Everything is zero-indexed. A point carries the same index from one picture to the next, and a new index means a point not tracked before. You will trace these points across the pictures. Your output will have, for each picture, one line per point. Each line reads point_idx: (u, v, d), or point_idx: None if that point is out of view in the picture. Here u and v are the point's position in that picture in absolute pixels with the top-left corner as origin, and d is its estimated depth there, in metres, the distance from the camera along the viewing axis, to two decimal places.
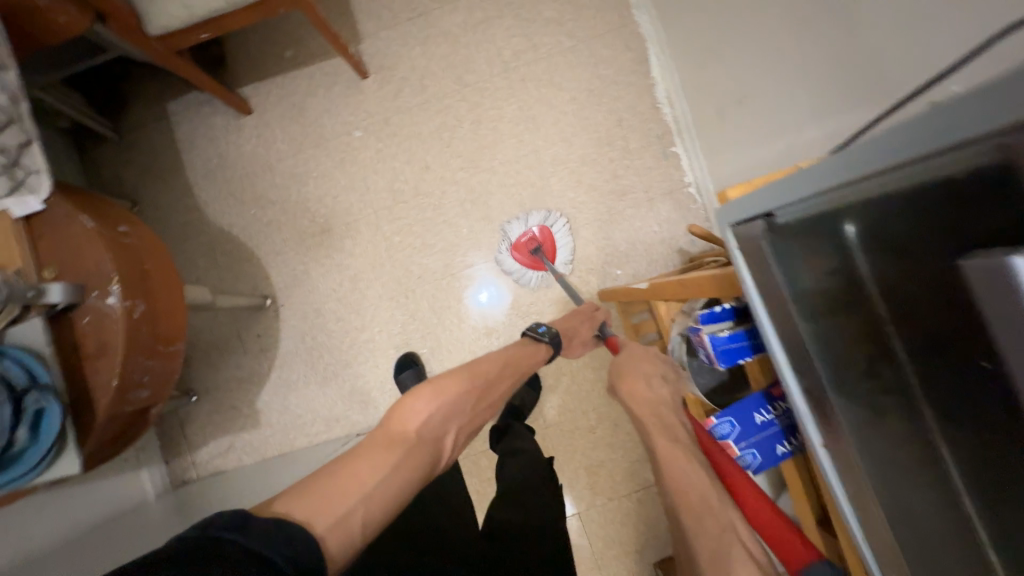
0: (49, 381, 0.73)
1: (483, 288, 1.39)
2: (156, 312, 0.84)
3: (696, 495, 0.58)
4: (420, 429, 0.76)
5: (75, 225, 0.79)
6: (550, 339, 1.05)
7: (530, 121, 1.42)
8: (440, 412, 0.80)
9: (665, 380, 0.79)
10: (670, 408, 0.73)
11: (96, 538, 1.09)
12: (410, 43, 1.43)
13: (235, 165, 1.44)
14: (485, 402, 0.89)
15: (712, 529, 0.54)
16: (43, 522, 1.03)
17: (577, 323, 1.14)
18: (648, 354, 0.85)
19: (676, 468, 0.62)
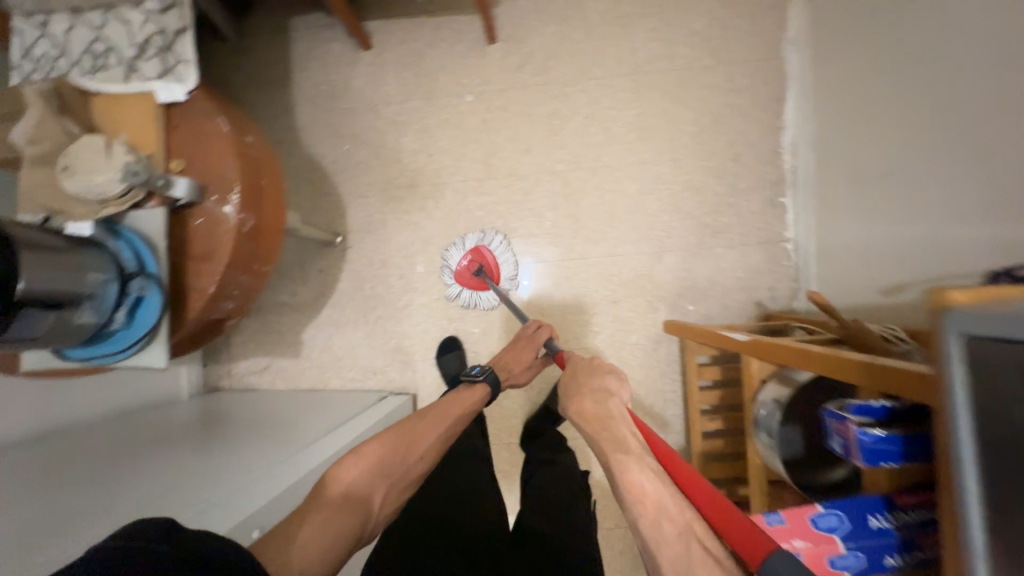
0: (154, 271, 0.73)
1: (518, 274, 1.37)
2: (261, 230, 0.84)
3: (654, 506, 0.60)
4: (348, 487, 0.83)
5: (213, 124, 0.78)
6: (484, 378, 1.11)
7: (644, 131, 1.36)
8: (366, 473, 0.86)
9: (612, 392, 0.81)
10: (620, 419, 0.76)
11: (108, 433, 1.06)
12: (546, 20, 1.38)
13: (340, 97, 1.42)
14: (416, 459, 0.94)
15: (670, 537, 0.56)
16: (50, 409, 1.01)
17: (517, 354, 1.18)
18: (593, 371, 0.86)
19: (627, 479, 0.64)
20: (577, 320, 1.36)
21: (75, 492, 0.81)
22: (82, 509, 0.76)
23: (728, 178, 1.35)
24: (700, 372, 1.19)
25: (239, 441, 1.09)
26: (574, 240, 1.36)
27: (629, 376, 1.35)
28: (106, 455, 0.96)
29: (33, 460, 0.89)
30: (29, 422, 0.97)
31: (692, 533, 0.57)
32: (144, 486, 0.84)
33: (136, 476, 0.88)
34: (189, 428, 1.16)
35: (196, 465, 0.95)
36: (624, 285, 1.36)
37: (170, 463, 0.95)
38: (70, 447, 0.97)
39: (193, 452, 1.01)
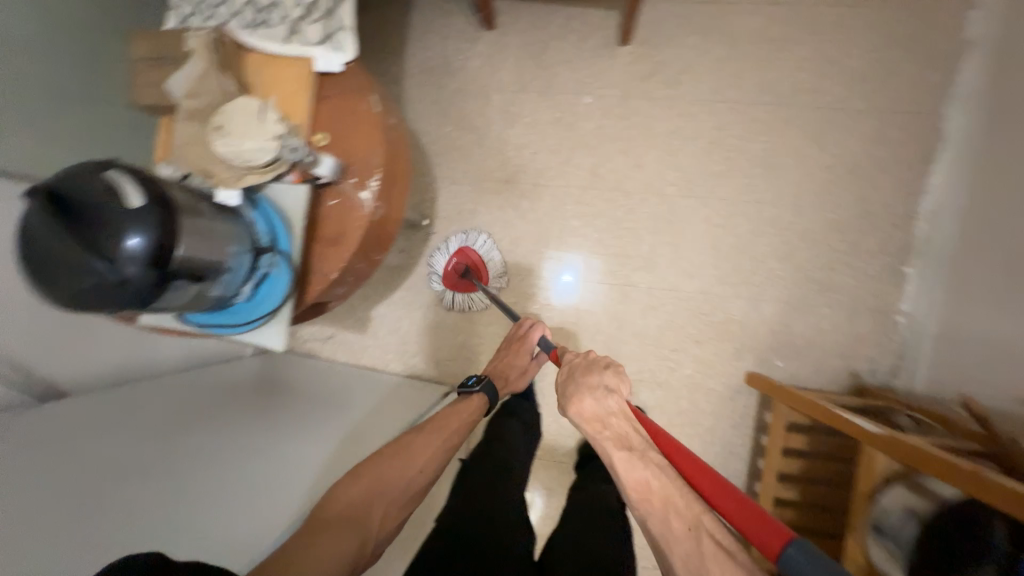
0: (287, 248, 0.70)
1: (565, 274, 1.32)
2: (387, 219, 0.80)
3: (660, 499, 0.62)
4: (345, 508, 0.76)
5: (365, 103, 0.74)
6: (481, 388, 1.03)
7: (770, 168, 1.26)
8: (365, 489, 0.79)
9: (610, 388, 0.78)
10: (621, 417, 0.74)
11: (162, 380, 1.02)
12: (687, 31, 1.28)
13: (452, 75, 1.36)
14: (418, 473, 0.86)
15: (681, 536, 0.58)
16: (112, 353, 0.98)
17: (506, 363, 1.11)
18: (590, 369, 0.81)
19: (635, 477, 0.65)
20: (656, 353, 1.29)
21: (116, 477, 0.78)
22: (120, 513, 0.74)
23: (850, 235, 1.25)
24: (785, 438, 1.11)
25: (286, 418, 1.03)
26: (669, 270, 1.29)
27: (699, 420, 1.28)
28: (157, 408, 0.92)
29: (83, 415, 0.86)
30: (95, 371, 0.95)
31: (702, 527, 0.59)
32: (182, 489, 0.81)
33: (177, 463, 0.84)
34: (241, 382, 1.11)
35: (237, 454, 0.91)
36: (713, 327, 1.28)
37: (214, 446, 0.90)
38: (122, 397, 0.93)
39: (239, 428, 0.96)
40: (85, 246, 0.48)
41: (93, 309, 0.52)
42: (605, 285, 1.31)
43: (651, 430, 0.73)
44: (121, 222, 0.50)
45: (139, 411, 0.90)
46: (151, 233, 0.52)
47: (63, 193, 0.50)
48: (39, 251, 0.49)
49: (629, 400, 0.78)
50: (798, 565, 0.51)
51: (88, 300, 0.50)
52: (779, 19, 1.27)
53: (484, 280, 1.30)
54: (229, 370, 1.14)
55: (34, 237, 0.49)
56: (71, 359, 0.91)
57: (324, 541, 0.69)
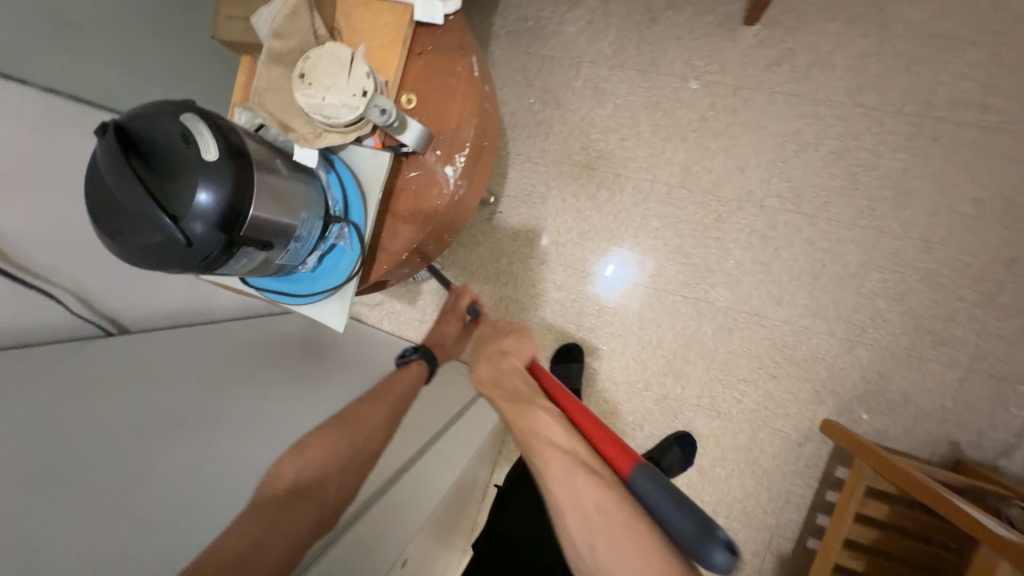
0: (357, 221, 0.63)
1: (607, 265, 1.22)
2: (466, 199, 0.71)
3: (537, 436, 0.59)
4: (296, 482, 0.65)
5: (462, 64, 0.65)
6: (418, 354, 0.88)
7: (901, 192, 1.07)
8: (314, 464, 0.68)
9: (506, 351, 0.76)
10: (516, 374, 0.72)
11: (168, 339, 0.87)
12: (830, 14, 1.08)
13: (544, 39, 1.22)
14: (368, 437, 0.74)
15: (554, 460, 0.56)
16: (165, 294, 0.94)
17: (439, 330, 0.94)
18: (491, 338, 0.80)
19: (519, 419, 0.63)
20: (721, 379, 1.17)
21: (89, 460, 0.60)
22: (90, 513, 0.55)
23: (986, 284, 1.05)
24: (861, 503, 0.98)
25: (300, 398, 0.86)
26: (755, 292, 1.14)
27: (758, 461, 1.16)
28: (151, 374, 0.75)
29: (60, 373, 0.69)
30: (152, 314, 0.92)
31: (574, 454, 0.56)
32: (172, 483, 0.62)
33: (167, 448, 0.65)
34: (248, 343, 0.96)
35: (240, 440, 0.73)
36: (795, 363, 1.13)
37: (216, 424, 0.72)
38: (116, 355, 0.77)
39: (246, 404, 0.78)
40: (152, 196, 0.43)
41: (153, 266, 0.47)
42: (677, 297, 1.18)
43: (542, 380, 0.71)
44: (193, 173, 0.44)
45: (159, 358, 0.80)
46: (225, 191, 0.46)
47: (136, 133, 0.45)
48: (106, 197, 0.44)
49: (530, 357, 0.76)
50: (642, 484, 0.51)
51: (150, 255, 0.45)
52: (953, 10, 1.04)
53: None
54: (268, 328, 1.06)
55: (101, 178, 0.44)
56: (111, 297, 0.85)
57: (267, 527, 0.59)
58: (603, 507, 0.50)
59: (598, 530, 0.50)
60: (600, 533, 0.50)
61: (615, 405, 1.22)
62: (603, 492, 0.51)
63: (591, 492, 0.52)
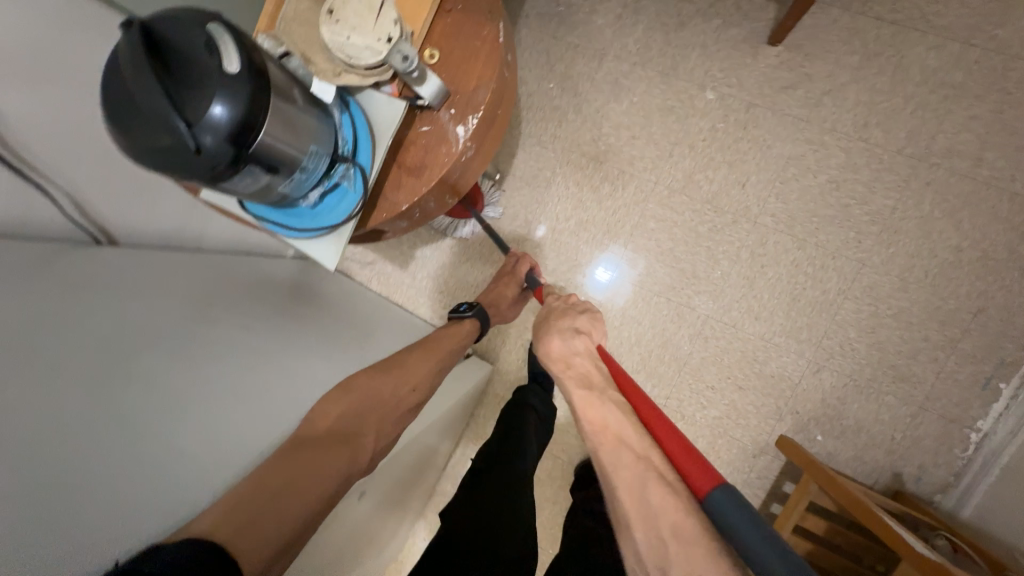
0: (364, 164, 0.64)
1: (606, 268, 1.24)
2: (473, 163, 0.73)
3: (611, 433, 0.61)
4: (335, 423, 0.67)
5: (490, 29, 0.66)
6: (473, 313, 0.97)
7: (888, 230, 1.11)
8: (349, 408, 0.70)
9: (578, 331, 0.81)
10: (585, 356, 0.77)
11: (162, 267, 0.86)
12: (851, 47, 1.11)
13: (573, 26, 1.22)
14: (412, 388, 0.79)
15: (629, 465, 0.56)
16: (163, 214, 0.94)
17: (496, 291, 1.04)
18: (565, 313, 0.85)
19: (592, 414, 0.65)
20: (691, 384, 1.21)
21: (72, 402, 0.57)
22: (74, 459, 0.54)
23: (951, 329, 1.10)
24: (802, 517, 1.04)
25: (289, 356, 0.85)
26: (736, 305, 1.18)
27: (713, 466, 1.20)
28: (144, 312, 0.72)
29: (45, 299, 0.65)
30: (146, 228, 0.92)
31: (648, 462, 0.56)
32: (149, 414, 0.62)
33: (154, 398, 0.63)
34: (250, 289, 0.94)
35: (228, 394, 0.71)
36: (762, 378, 1.18)
37: (203, 377, 0.70)
38: (106, 273, 0.75)
39: (235, 358, 0.77)
40: (168, 98, 0.44)
41: (160, 170, 0.48)
42: (662, 299, 1.22)
43: (613, 368, 0.75)
44: (211, 82, 0.45)
45: (152, 278, 0.80)
46: (239, 106, 0.47)
47: (157, 32, 0.45)
48: (121, 91, 0.45)
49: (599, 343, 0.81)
50: (723, 507, 0.49)
51: (158, 159, 0.46)
52: (965, 63, 1.07)
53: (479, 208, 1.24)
54: (261, 267, 1.06)
55: (120, 74, 0.44)
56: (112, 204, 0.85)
57: (308, 459, 0.59)
58: (681, 528, 0.49)
59: (674, 554, 0.48)
60: (678, 560, 0.47)
61: None
62: (681, 512, 0.50)
63: (665, 509, 0.51)
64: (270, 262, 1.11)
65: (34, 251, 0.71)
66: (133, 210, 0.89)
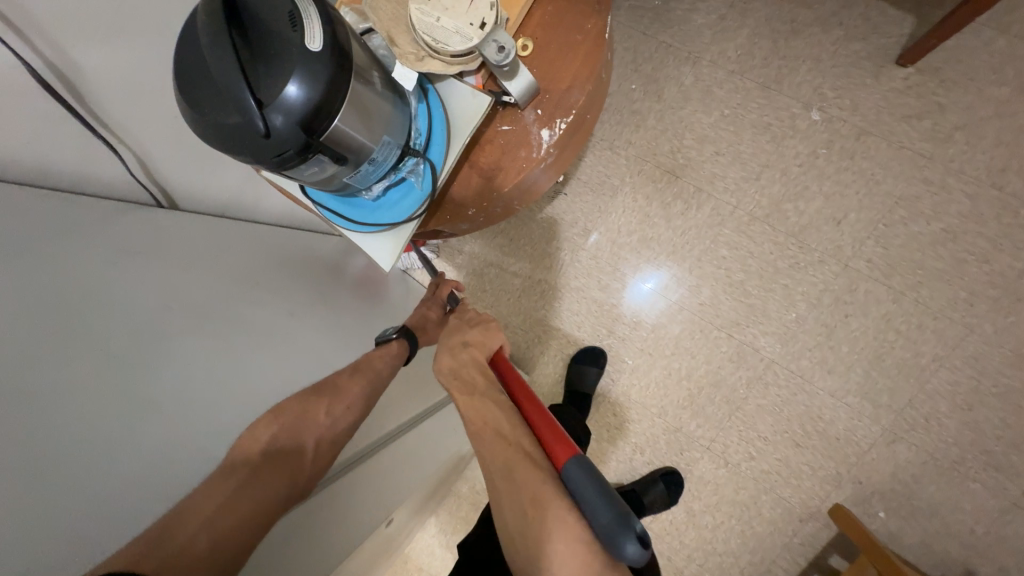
0: (434, 160, 0.59)
1: (653, 281, 1.15)
2: (551, 172, 0.66)
3: (487, 428, 0.66)
4: (271, 441, 0.62)
5: (594, 23, 0.58)
6: (399, 333, 0.81)
7: (1007, 295, 0.96)
8: (286, 424, 0.64)
9: (471, 342, 0.76)
10: (474, 365, 0.74)
11: (211, 233, 0.82)
12: (1001, 78, 0.95)
13: (669, 22, 1.11)
14: (347, 408, 0.69)
15: (505, 454, 0.63)
16: (225, 179, 0.92)
17: (418, 314, 0.90)
18: (457, 329, 0.78)
19: (472, 416, 0.68)
20: (741, 430, 1.11)
21: (102, 353, 0.52)
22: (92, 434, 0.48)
23: None
24: None
25: (318, 347, 0.80)
26: (808, 353, 1.06)
27: (752, 523, 1.10)
28: (182, 286, 0.66)
29: (76, 258, 0.57)
30: (206, 198, 0.90)
31: (518, 446, 0.63)
32: (177, 385, 0.57)
33: (183, 390, 0.57)
34: (293, 268, 0.89)
35: (255, 393, 0.66)
36: (825, 438, 1.06)
37: (235, 372, 0.64)
38: (154, 230, 0.72)
39: (270, 351, 0.71)
40: (243, 75, 0.39)
41: (227, 153, 0.44)
42: (722, 334, 1.11)
43: (503, 370, 0.74)
44: (291, 58, 0.40)
45: (198, 244, 0.77)
46: (315, 87, 0.41)
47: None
48: (196, 60, 0.41)
49: (494, 347, 0.77)
50: (575, 477, 0.56)
51: (227, 139, 0.42)
52: None
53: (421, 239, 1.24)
54: (304, 244, 1.03)
55: (197, 40, 0.40)
56: (178, 171, 0.83)
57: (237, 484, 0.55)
58: (541, 499, 0.58)
59: (534, 513, 0.58)
60: (536, 524, 0.58)
61: (624, 422, 1.17)
62: (541, 485, 0.59)
63: (530, 484, 0.60)
64: (316, 241, 1.08)
65: (85, 205, 0.67)
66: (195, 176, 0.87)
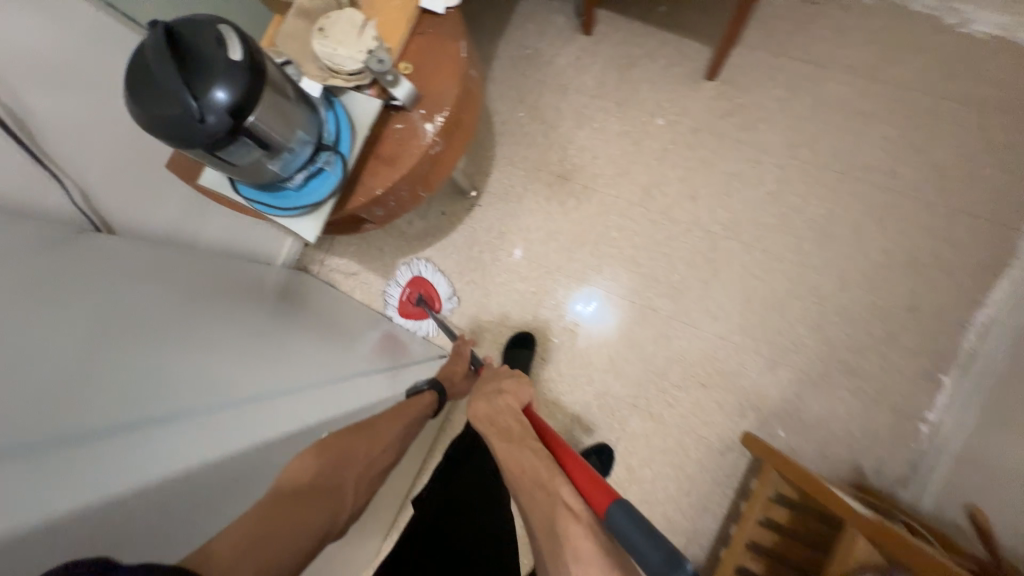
0: (343, 152, 0.74)
1: (589, 302, 1.31)
2: (441, 159, 0.84)
3: (527, 473, 0.66)
4: (316, 478, 0.69)
5: (454, 46, 0.79)
6: (430, 385, 1.03)
7: (824, 234, 1.23)
8: (332, 464, 0.72)
9: (502, 390, 0.86)
10: (509, 413, 0.80)
11: (174, 260, 0.93)
12: (775, 82, 1.28)
13: (539, 66, 1.40)
14: (381, 451, 0.81)
15: (542, 499, 0.62)
16: (170, 210, 1.03)
17: (447, 369, 1.11)
18: (491, 380, 0.90)
19: (510, 462, 0.69)
20: (657, 382, 1.26)
21: (91, 320, 0.62)
22: (80, 376, 0.56)
23: (892, 326, 1.18)
24: (766, 506, 1.07)
25: (283, 343, 0.89)
26: (695, 305, 1.27)
27: (682, 465, 1.23)
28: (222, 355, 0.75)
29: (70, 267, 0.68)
30: (152, 228, 1.00)
31: (555, 493, 0.61)
32: (154, 351, 0.66)
33: (160, 355, 0.66)
34: (249, 293, 1.00)
35: (273, 420, 0.74)
36: (722, 375, 1.24)
37: (207, 350, 0.73)
38: (132, 255, 0.84)
39: (254, 358, 0.80)
40: (184, 80, 0.54)
41: (172, 142, 0.57)
42: (627, 302, 1.30)
43: (536, 423, 0.79)
44: (219, 68, 0.56)
45: (157, 262, 0.88)
46: (236, 90, 0.56)
47: (178, 33, 0.56)
48: (142, 72, 0.55)
49: (524, 403, 0.85)
50: (616, 517, 0.53)
51: (169, 128, 0.55)
52: (876, 94, 1.24)
53: (434, 308, 1.37)
54: (250, 273, 1.13)
55: (143, 58, 0.55)
56: (124, 202, 0.94)
57: (289, 507, 0.61)
58: (582, 550, 0.54)
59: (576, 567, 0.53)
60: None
61: (560, 394, 1.29)
62: (582, 535, 0.55)
63: (569, 530, 0.56)
64: (259, 271, 1.19)
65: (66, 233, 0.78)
66: (140, 207, 0.97)
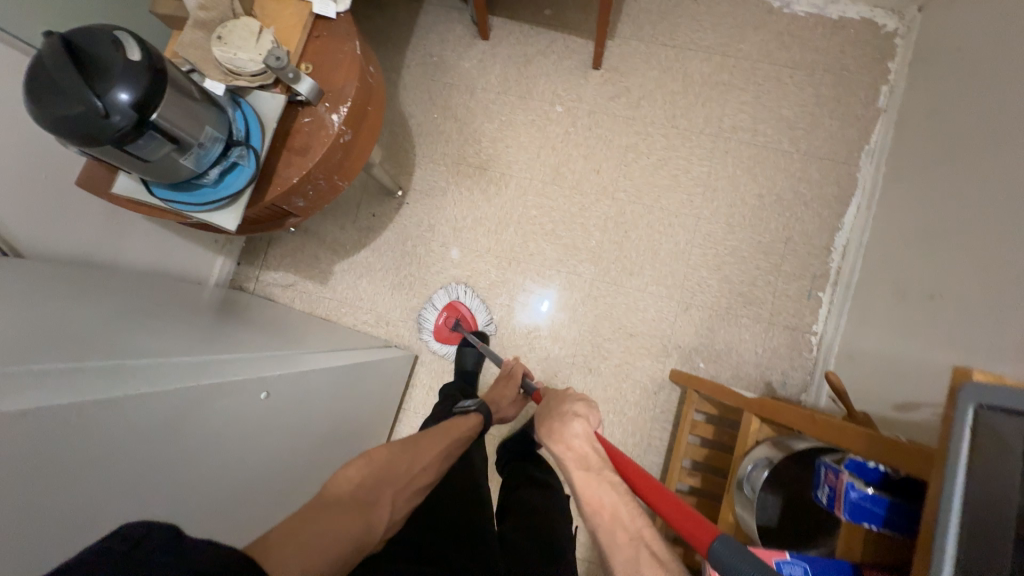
0: (254, 147, 0.80)
1: (544, 300, 1.41)
2: (351, 147, 0.92)
3: (609, 511, 0.65)
4: (356, 489, 0.68)
5: (348, 45, 0.87)
6: (478, 407, 1.01)
7: (708, 188, 1.42)
8: (375, 474, 0.71)
9: (577, 414, 0.77)
10: (586, 439, 0.73)
11: (99, 282, 0.93)
12: (650, 66, 1.48)
13: (446, 70, 1.52)
14: (422, 468, 0.78)
15: (624, 545, 0.61)
16: (83, 231, 1.02)
17: (497, 393, 1.12)
18: (564, 400, 0.81)
19: (590, 494, 0.67)
20: (591, 339, 1.38)
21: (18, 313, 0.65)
22: (33, 342, 0.60)
23: (775, 257, 1.38)
24: (693, 425, 1.20)
25: (225, 337, 0.91)
26: (613, 266, 1.41)
27: (624, 409, 1.35)
28: (157, 341, 0.76)
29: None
30: (63, 252, 0.98)
31: (642, 539, 0.62)
32: (99, 333, 0.70)
33: (106, 334, 0.70)
34: (177, 306, 1.00)
35: (234, 370, 0.77)
36: (646, 323, 1.38)
37: (147, 335, 0.76)
38: (45, 275, 0.84)
39: (200, 342, 0.82)
40: (84, 80, 0.59)
41: (81, 141, 0.62)
42: (554, 271, 1.42)
43: (617, 457, 0.74)
44: (118, 67, 0.61)
45: (75, 282, 0.87)
46: (137, 90, 0.61)
47: (75, 42, 0.61)
48: (42, 77, 0.59)
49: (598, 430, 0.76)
50: (722, 555, 0.56)
51: (74, 126, 0.60)
52: (731, 68, 1.46)
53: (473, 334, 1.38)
54: (177, 289, 1.13)
55: (42, 63, 0.59)
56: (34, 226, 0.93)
57: (331, 518, 0.62)
58: None
59: None
60: None
61: None
62: None
63: None
64: (191, 290, 1.19)
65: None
66: (51, 231, 0.96)
